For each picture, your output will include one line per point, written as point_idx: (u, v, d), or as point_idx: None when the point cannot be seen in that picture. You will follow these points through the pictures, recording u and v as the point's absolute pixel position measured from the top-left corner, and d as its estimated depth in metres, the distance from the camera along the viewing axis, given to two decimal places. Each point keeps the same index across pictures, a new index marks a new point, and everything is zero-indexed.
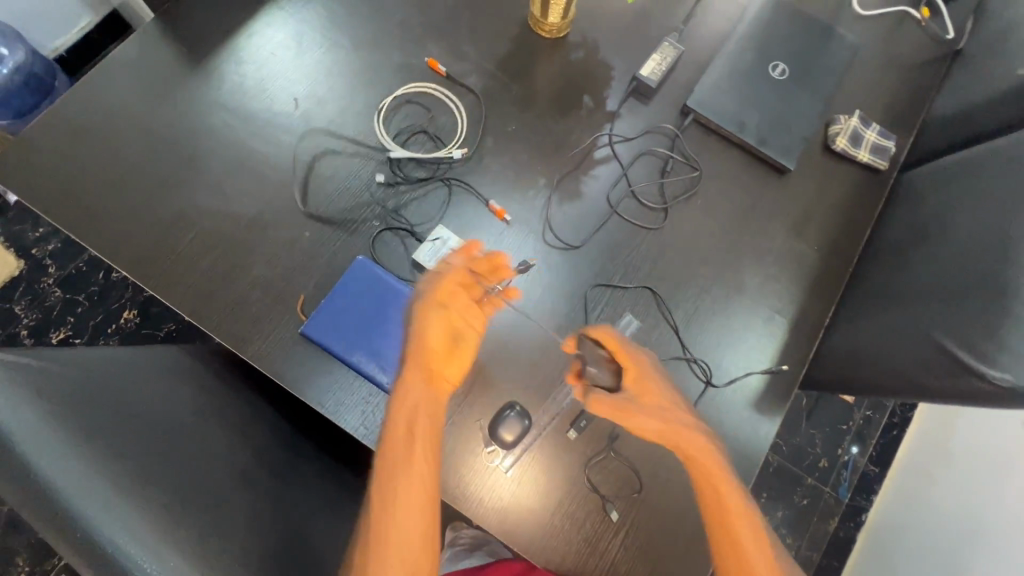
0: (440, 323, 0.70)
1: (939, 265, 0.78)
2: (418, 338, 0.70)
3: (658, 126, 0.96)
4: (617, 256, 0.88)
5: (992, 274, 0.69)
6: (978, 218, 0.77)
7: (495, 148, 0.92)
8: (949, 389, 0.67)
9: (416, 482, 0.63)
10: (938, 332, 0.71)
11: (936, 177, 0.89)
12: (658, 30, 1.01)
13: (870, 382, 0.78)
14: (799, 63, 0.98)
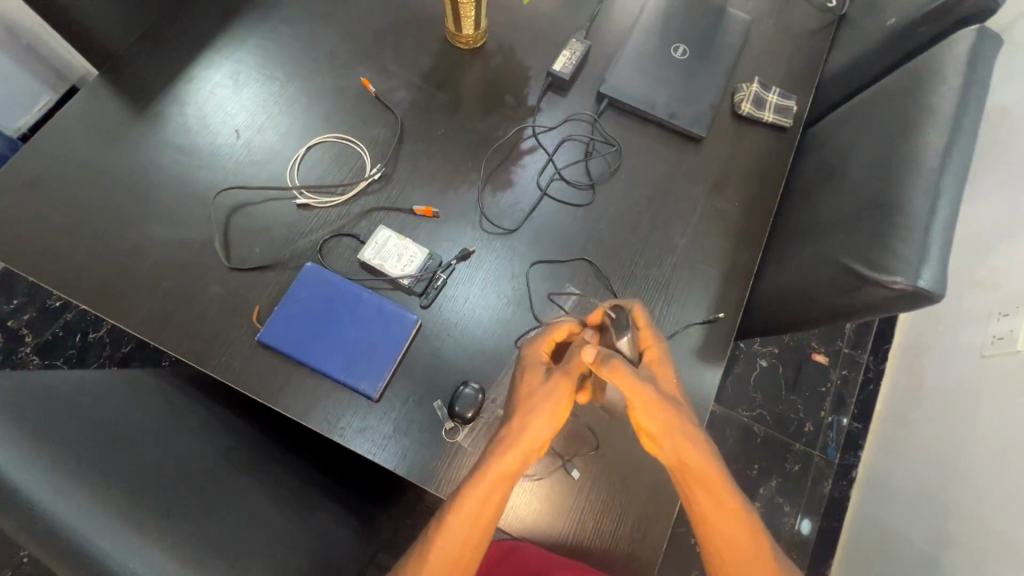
0: (568, 395, 0.71)
1: (840, 199, 0.85)
2: (548, 402, 0.70)
3: (577, 115, 1.03)
4: (553, 236, 0.94)
5: (878, 198, 0.76)
6: (866, 152, 0.84)
7: (428, 153, 0.99)
8: (857, 302, 0.73)
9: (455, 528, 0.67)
10: (841, 256, 0.77)
11: (834, 125, 0.97)
12: (568, 29, 1.09)
13: (797, 315, 0.84)
14: (697, 43, 1.07)
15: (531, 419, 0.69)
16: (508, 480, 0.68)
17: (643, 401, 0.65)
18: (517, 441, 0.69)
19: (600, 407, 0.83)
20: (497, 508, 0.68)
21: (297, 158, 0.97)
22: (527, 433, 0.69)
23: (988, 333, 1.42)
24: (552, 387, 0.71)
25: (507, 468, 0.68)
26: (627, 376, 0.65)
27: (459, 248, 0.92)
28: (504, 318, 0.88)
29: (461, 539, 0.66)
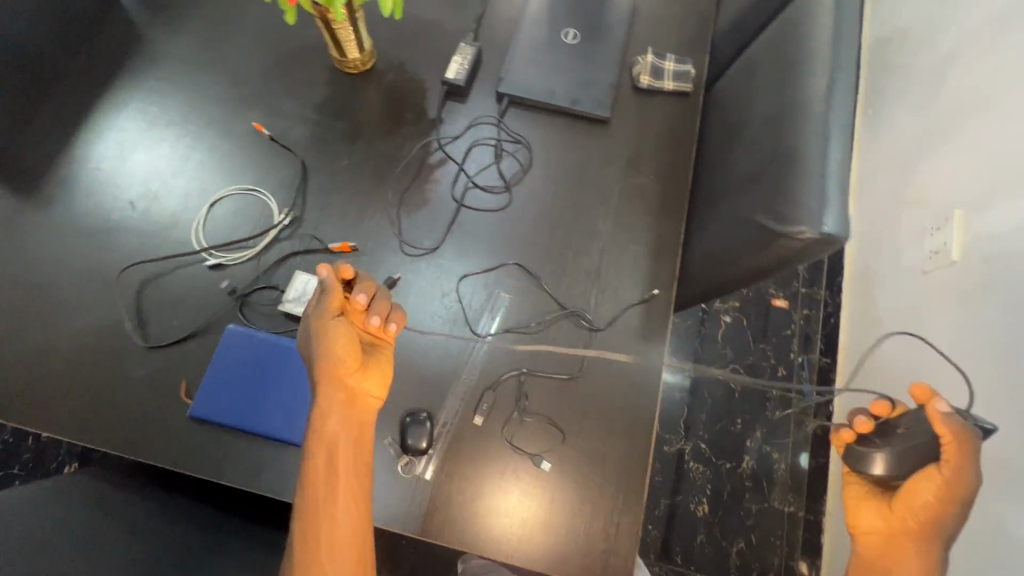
0: (349, 341, 0.74)
1: (745, 155, 0.85)
2: (325, 361, 0.73)
3: (480, 119, 1.01)
4: (477, 246, 0.93)
5: (777, 148, 0.77)
6: (761, 104, 0.85)
7: (337, 186, 0.96)
8: (774, 258, 0.74)
9: (341, 513, 0.70)
10: (753, 213, 0.77)
11: (731, 82, 0.98)
12: (457, 33, 1.07)
13: (726, 277, 0.85)
14: (587, 25, 1.07)
15: (324, 388, 0.73)
16: (348, 464, 0.71)
17: (955, 485, 0.68)
18: (334, 420, 0.72)
19: (553, 408, 0.82)
20: (343, 485, 0.71)
21: (201, 218, 0.93)
22: (326, 406, 0.72)
23: (926, 249, 1.46)
24: (328, 337, 0.73)
25: (331, 451, 0.71)
26: (964, 455, 0.68)
27: (384, 278, 0.90)
28: (442, 339, 0.86)
29: (322, 528, 0.70)
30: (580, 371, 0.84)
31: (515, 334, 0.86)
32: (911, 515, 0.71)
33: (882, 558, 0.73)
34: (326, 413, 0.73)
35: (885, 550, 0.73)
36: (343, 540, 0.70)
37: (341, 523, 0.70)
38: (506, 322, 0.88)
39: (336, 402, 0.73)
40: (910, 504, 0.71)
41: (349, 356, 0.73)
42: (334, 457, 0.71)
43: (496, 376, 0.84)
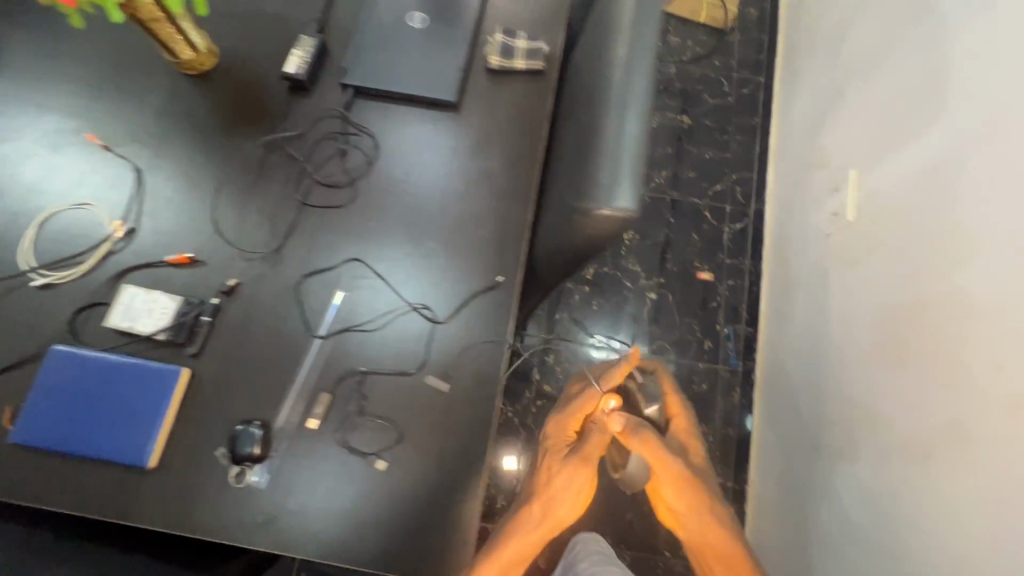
0: (581, 473, 0.78)
1: (575, 132, 0.83)
2: (577, 463, 0.78)
3: (325, 113, 0.98)
4: (319, 245, 0.90)
5: (589, 124, 0.74)
6: (587, 78, 0.82)
7: (176, 193, 0.93)
8: (586, 239, 0.72)
9: (508, 551, 0.75)
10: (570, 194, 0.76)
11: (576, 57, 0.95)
12: (302, 25, 1.04)
13: (561, 259, 0.83)
14: (435, 7, 1.03)
15: (571, 460, 0.79)
16: (546, 531, 0.77)
17: (668, 473, 0.78)
18: (534, 502, 0.78)
19: (391, 407, 0.81)
20: (530, 552, 0.76)
21: (29, 235, 0.89)
22: (570, 472, 0.78)
23: (828, 212, 1.46)
24: (572, 484, 0.78)
25: (523, 518, 0.77)
26: (658, 447, 0.79)
27: (220, 284, 0.87)
28: (279, 343, 0.84)
29: (497, 567, 0.74)
30: (419, 366, 0.83)
31: (355, 332, 0.85)
32: (676, 500, 0.79)
33: (692, 543, 0.79)
34: (569, 492, 0.77)
35: (687, 534, 0.79)
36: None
37: (515, 567, 0.75)
38: (347, 320, 0.86)
39: (581, 505, 0.78)
40: (666, 495, 0.80)
41: (580, 464, 0.78)
42: (527, 523, 0.76)
43: (333, 379, 0.82)
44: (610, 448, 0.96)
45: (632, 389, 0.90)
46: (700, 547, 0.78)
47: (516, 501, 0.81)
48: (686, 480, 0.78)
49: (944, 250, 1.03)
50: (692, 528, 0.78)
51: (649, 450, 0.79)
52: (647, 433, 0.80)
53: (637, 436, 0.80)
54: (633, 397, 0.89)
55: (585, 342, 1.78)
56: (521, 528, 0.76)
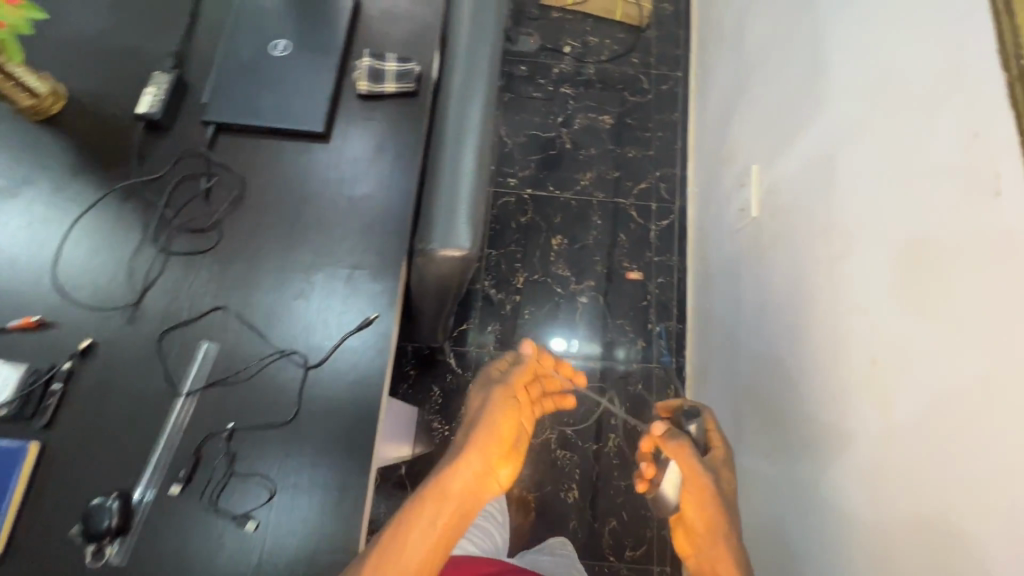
0: (508, 418, 0.79)
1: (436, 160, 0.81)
2: (485, 426, 0.77)
3: (186, 152, 0.93)
4: (181, 294, 0.85)
5: None
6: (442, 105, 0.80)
7: (25, 250, 0.87)
8: None
9: (422, 522, 0.68)
10: None
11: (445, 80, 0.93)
12: (159, 60, 0.99)
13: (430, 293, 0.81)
14: (299, 34, 1.00)
15: (481, 429, 0.77)
16: (470, 505, 0.72)
17: (696, 484, 0.81)
18: (457, 468, 0.73)
19: (263, 461, 0.78)
20: (457, 532, 0.70)
21: None
22: (485, 435, 0.76)
23: (736, 207, 1.47)
24: (487, 418, 0.78)
25: (445, 485, 0.71)
26: (695, 465, 0.82)
27: (73, 346, 0.82)
28: (140, 404, 0.79)
29: (422, 544, 0.67)
30: (292, 416, 0.80)
31: (222, 386, 0.81)
32: (694, 513, 0.81)
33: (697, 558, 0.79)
34: (474, 450, 0.74)
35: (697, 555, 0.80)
36: (429, 556, 0.67)
37: (445, 546, 0.69)
38: (213, 372, 0.81)
39: (490, 466, 0.75)
40: (691, 509, 0.82)
41: (484, 432, 0.77)
42: (457, 494, 0.71)
43: (199, 437, 0.78)
44: (650, 468, 0.92)
45: (499, 370, 0.85)
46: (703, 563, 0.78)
47: (444, 455, 0.76)
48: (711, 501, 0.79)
49: (827, 242, 1.05)
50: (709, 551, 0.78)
51: (682, 459, 0.83)
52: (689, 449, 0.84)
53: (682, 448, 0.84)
54: (494, 377, 0.85)
55: None
56: (450, 500, 0.70)
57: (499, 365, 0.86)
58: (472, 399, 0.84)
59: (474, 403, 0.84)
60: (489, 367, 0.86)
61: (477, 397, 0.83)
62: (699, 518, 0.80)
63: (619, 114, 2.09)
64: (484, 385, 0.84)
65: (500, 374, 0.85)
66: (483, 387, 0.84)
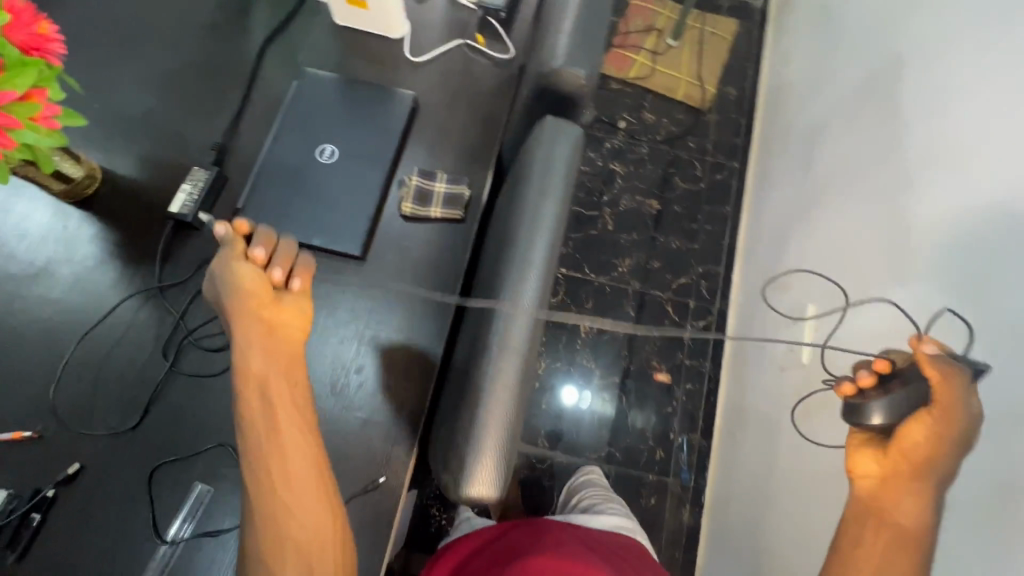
0: (256, 286, 0.68)
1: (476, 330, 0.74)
2: (243, 333, 0.67)
3: (212, 258, 0.87)
4: (183, 422, 0.79)
5: None
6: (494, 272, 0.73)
7: (27, 348, 0.81)
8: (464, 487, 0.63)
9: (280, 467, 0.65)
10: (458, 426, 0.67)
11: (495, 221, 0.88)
12: (200, 150, 0.94)
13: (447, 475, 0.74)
14: (348, 140, 0.94)
15: (247, 330, 0.67)
16: (304, 448, 0.66)
17: (952, 428, 0.61)
18: (267, 431, 0.65)
19: None
20: (315, 492, 0.66)
21: None
22: (253, 334, 0.68)
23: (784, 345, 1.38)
24: (234, 282, 0.68)
25: (269, 465, 0.65)
26: (954, 391, 0.62)
27: (61, 471, 0.76)
28: (121, 549, 0.73)
29: (294, 524, 0.65)
30: None
31: (209, 539, 0.74)
32: (924, 437, 0.61)
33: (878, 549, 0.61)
34: (284, 417, 0.66)
35: (878, 532, 0.62)
36: (307, 533, 0.65)
37: (315, 509, 0.65)
38: (202, 521, 0.75)
39: (274, 365, 0.67)
40: (908, 439, 0.62)
41: (247, 335, 0.67)
42: (282, 463, 0.65)
43: None
44: (873, 378, 0.65)
45: (222, 322, 0.71)
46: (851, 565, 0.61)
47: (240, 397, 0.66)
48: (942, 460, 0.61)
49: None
50: (908, 523, 0.61)
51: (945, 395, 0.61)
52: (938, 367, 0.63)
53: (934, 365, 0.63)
54: (234, 321, 0.68)
55: (544, 448, 1.68)
56: (287, 468, 0.65)
57: (229, 248, 0.70)
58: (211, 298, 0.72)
59: (213, 298, 0.71)
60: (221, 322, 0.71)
61: (217, 302, 0.71)
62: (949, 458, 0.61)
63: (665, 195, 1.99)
64: (230, 328, 0.69)
65: (218, 275, 0.70)
66: (222, 313, 0.70)
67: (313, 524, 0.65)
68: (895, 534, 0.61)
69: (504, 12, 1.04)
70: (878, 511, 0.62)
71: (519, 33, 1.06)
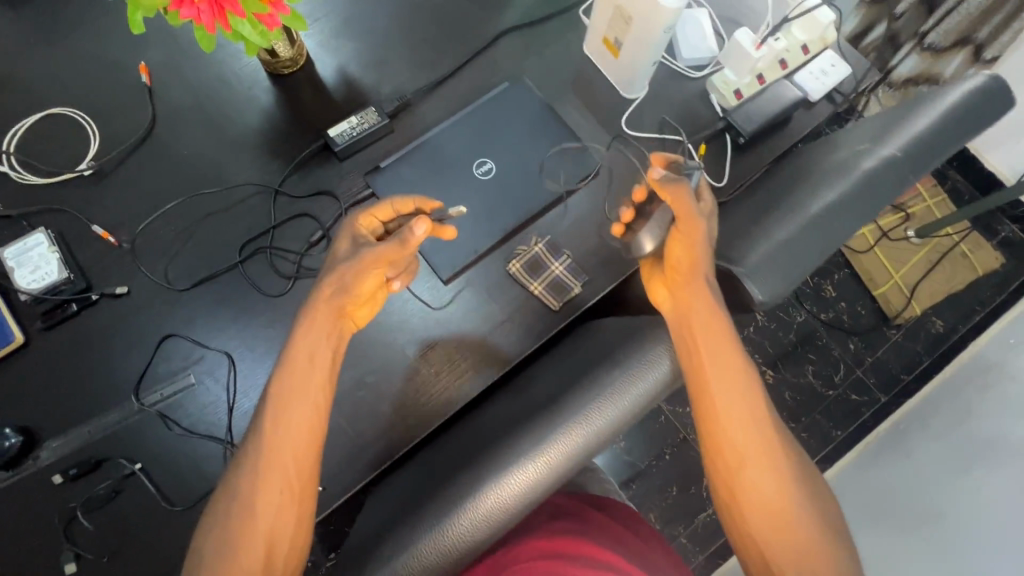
0: (373, 274, 0.70)
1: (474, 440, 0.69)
2: (337, 291, 0.67)
3: (331, 194, 0.89)
4: (215, 313, 0.83)
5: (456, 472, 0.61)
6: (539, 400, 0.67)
7: (159, 169, 0.88)
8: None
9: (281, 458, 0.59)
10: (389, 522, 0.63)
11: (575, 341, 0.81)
12: (389, 94, 0.95)
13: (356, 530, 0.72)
14: (510, 167, 0.89)
15: (329, 297, 0.67)
16: (300, 460, 0.60)
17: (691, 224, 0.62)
18: (274, 423, 0.60)
19: (126, 523, 0.74)
20: (292, 513, 0.58)
21: (27, 121, 0.89)
22: (334, 299, 0.67)
23: None
24: (355, 265, 0.68)
25: (261, 462, 0.59)
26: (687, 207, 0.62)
27: (113, 285, 0.83)
28: (108, 379, 0.79)
29: (254, 542, 0.56)
30: (178, 507, 0.74)
31: (167, 425, 0.78)
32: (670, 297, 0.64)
33: (704, 428, 0.58)
34: (289, 412, 0.61)
35: (699, 388, 0.58)
36: (257, 558, 0.56)
37: (276, 538, 0.57)
38: (170, 406, 0.78)
39: (306, 358, 0.64)
40: (660, 299, 0.66)
41: (339, 298, 0.67)
42: (275, 464, 0.59)
43: (109, 453, 0.76)
44: (632, 213, 0.72)
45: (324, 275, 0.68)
46: (720, 443, 0.56)
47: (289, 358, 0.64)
48: (693, 284, 0.61)
49: None
50: (710, 354, 0.58)
51: (680, 207, 0.62)
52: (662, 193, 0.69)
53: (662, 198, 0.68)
54: (331, 279, 0.67)
55: None
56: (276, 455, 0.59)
57: (363, 218, 0.73)
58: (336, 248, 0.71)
59: (339, 250, 0.71)
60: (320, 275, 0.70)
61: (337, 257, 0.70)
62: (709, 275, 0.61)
63: (776, 365, 1.67)
64: (324, 284, 0.67)
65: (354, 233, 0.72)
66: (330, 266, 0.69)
67: (285, 517, 0.58)
68: (701, 358, 0.58)
69: (745, 137, 0.92)
70: (689, 345, 0.59)
71: (742, 169, 0.93)
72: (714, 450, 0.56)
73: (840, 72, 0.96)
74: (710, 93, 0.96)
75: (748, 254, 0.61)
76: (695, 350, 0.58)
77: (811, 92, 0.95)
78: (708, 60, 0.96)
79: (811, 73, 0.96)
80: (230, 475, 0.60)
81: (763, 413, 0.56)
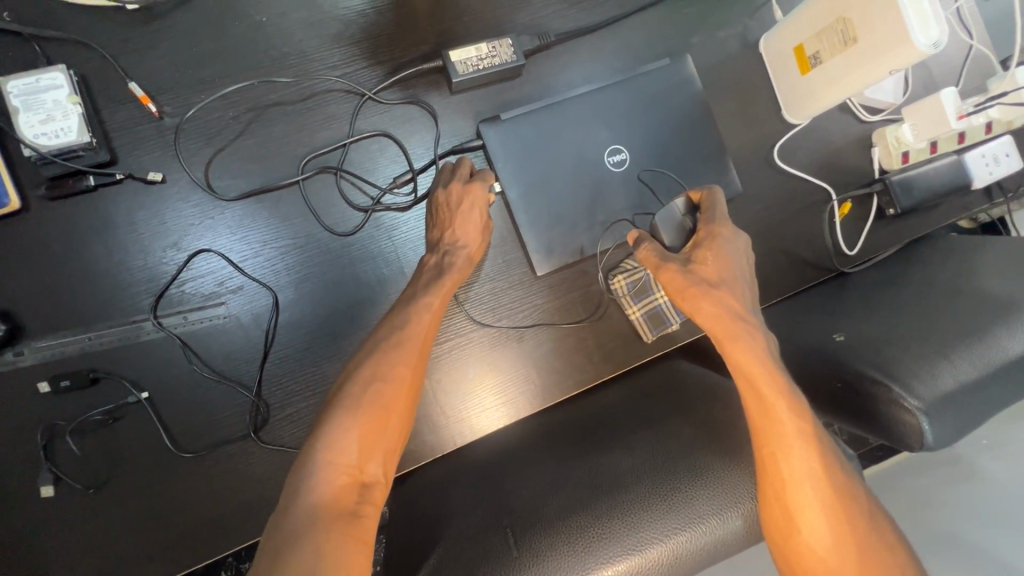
0: (481, 221, 0.68)
1: (542, 474, 0.61)
2: (465, 236, 0.67)
3: (432, 131, 0.73)
4: (265, 237, 0.68)
5: (529, 518, 0.55)
6: (618, 444, 0.62)
7: (225, 33, 0.69)
8: None
9: (379, 402, 0.56)
10: (439, 546, 0.55)
11: (664, 385, 0.74)
12: (527, 29, 0.77)
13: (393, 533, 0.66)
14: (645, 165, 0.75)
15: (445, 275, 0.65)
16: (402, 394, 0.57)
17: (729, 335, 0.56)
18: (380, 356, 0.58)
19: (120, 455, 0.64)
20: (386, 443, 0.56)
21: None
22: (460, 271, 0.66)
23: None
24: (464, 219, 0.67)
25: (365, 387, 0.56)
26: (720, 313, 0.57)
27: (145, 167, 0.66)
28: (120, 282, 0.65)
29: (345, 459, 0.53)
30: (184, 452, 0.65)
31: (187, 355, 0.66)
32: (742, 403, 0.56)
33: (788, 550, 0.50)
34: (400, 347, 0.59)
35: (782, 506, 0.50)
36: (346, 477, 0.53)
37: (365, 465, 0.54)
38: (192, 335, 0.66)
39: (429, 307, 0.62)
40: None
41: (465, 268, 0.66)
42: (375, 393, 0.56)
43: (109, 370, 0.64)
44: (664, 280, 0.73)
45: (439, 260, 0.66)
46: (794, 547, 0.50)
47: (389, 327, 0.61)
48: (774, 384, 0.53)
49: None
50: (800, 466, 0.51)
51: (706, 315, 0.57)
52: (671, 260, 0.59)
53: (672, 271, 0.59)
54: (451, 260, 0.66)
55: None
56: (372, 401, 0.56)
57: (455, 185, 0.67)
58: (440, 237, 0.68)
59: (447, 238, 0.67)
60: (425, 257, 0.68)
61: (452, 243, 0.67)
62: (779, 374, 0.54)
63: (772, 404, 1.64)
64: (444, 270, 0.65)
65: (454, 209, 0.67)
66: (440, 247, 0.67)
67: (383, 456, 0.55)
68: (786, 472, 0.50)
69: (897, 210, 0.81)
70: (769, 453, 0.52)
71: (875, 241, 0.84)
72: (784, 541, 0.50)
73: (1011, 165, 0.84)
74: (875, 144, 0.84)
75: (925, 386, 0.54)
76: (777, 465, 0.51)
77: (976, 179, 0.82)
78: (886, 105, 0.84)
79: (982, 156, 0.83)
80: (327, 414, 0.55)
81: (851, 515, 0.50)
